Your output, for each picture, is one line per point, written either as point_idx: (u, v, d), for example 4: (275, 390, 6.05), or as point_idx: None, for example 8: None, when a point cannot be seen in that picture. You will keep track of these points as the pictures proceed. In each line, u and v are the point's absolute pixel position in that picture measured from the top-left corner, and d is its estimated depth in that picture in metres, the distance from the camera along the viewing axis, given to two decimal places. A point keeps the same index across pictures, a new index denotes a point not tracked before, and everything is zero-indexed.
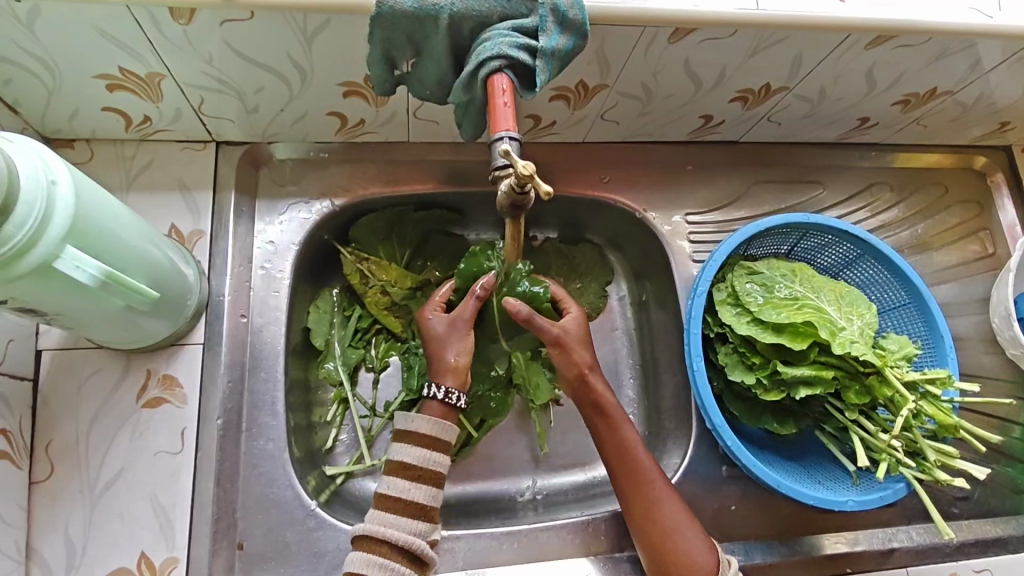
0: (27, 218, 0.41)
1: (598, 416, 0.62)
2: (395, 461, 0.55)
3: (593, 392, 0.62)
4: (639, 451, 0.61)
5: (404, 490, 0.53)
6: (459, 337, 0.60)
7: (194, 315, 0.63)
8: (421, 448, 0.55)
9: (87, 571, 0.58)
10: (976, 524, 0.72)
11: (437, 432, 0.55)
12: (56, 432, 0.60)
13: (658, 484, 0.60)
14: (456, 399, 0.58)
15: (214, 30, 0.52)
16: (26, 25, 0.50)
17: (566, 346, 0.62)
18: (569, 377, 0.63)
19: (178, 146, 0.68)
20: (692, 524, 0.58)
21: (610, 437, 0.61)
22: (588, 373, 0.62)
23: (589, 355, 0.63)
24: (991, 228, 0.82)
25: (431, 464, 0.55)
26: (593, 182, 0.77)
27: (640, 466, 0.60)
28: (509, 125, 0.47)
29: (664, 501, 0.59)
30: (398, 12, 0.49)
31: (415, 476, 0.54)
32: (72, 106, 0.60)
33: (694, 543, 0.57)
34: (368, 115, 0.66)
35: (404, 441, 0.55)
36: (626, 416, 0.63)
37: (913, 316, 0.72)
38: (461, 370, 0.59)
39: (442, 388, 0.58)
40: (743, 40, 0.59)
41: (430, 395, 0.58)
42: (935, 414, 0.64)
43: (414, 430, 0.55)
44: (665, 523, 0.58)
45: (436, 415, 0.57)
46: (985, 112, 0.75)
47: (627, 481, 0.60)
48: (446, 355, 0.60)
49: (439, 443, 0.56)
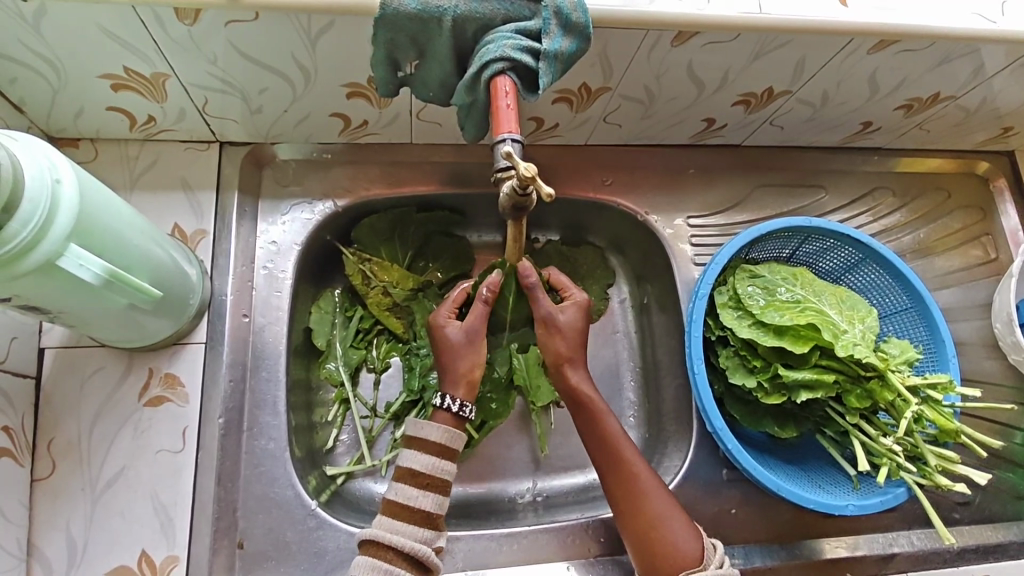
0: (31, 216, 0.41)
1: (579, 410, 0.62)
2: (403, 467, 0.55)
3: (570, 385, 0.62)
4: (625, 442, 0.61)
5: (412, 497, 0.53)
6: (474, 349, 0.60)
7: (196, 314, 0.63)
8: (430, 456, 0.55)
9: (88, 569, 0.58)
10: (977, 529, 0.72)
11: (447, 441, 0.56)
12: (59, 430, 0.60)
13: (645, 475, 0.60)
14: (469, 411, 0.58)
15: (219, 30, 0.52)
16: (31, 25, 0.50)
17: (551, 330, 0.62)
18: (548, 362, 0.63)
19: (182, 146, 0.68)
20: (678, 514, 0.58)
21: (593, 429, 0.61)
22: (564, 364, 0.62)
23: (573, 345, 0.62)
24: (993, 233, 0.82)
25: (439, 472, 0.55)
26: (595, 185, 0.77)
27: (625, 457, 0.60)
28: (512, 127, 0.47)
29: (650, 491, 0.59)
30: (401, 14, 0.49)
31: (424, 483, 0.54)
32: (77, 105, 0.61)
33: (681, 532, 0.57)
34: (371, 116, 0.66)
35: (413, 448, 0.56)
36: (610, 409, 0.63)
37: (915, 320, 0.72)
38: (473, 381, 0.60)
39: (456, 400, 0.58)
40: (746, 44, 0.59)
41: (441, 405, 0.58)
42: (936, 419, 0.63)
43: (424, 437, 0.56)
44: (652, 514, 0.58)
45: (447, 424, 0.57)
46: (988, 117, 0.75)
47: (613, 472, 0.60)
48: (456, 365, 0.60)
49: (449, 451, 0.56)
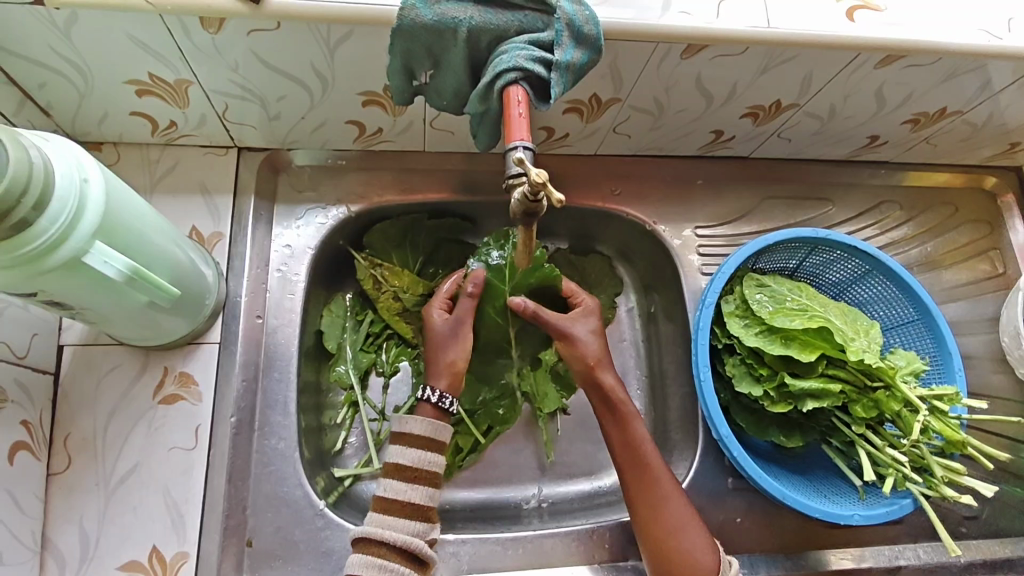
0: (60, 214, 0.43)
1: (608, 410, 0.63)
2: (390, 463, 0.56)
3: (603, 387, 0.63)
4: (649, 446, 0.62)
5: (401, 491, 0.55)
6: (458, 340, 0.63)
7: (212, 314, 0.65)
8: (417, 450, 0.56)
9: (100, 563, 0.59)
10: (984, 545, 0.72)
11: (431, 433, 0.57)
12: (75, 426, 0.61)
13: (665, 481, 0.60)
14: (449, 403, 0.60)
15: (241, 39, 0.53)
16: (62, 32, 0.52)
17: (573, 341, 0.65)
18: (580, 370, 0.64)
19: (201, 151, 0.70)
20: (696, 524, 0.59)
21: (619, 429, 0.63)
22: (596, 368, 0.64)
23: (597, 349, 0.65)
24: (1001, 248, 0.83)
25: (427, 466, 0.56)
26: (604, 195, 0.78)
27: (648, 461, 0.61)
28: (523, 135, 0.48)
29: (669, 498, 0.59)
30: (417, 25, 0.51)
31: (412, 476, 0.55)
32: (102, 110, 0.63)
33: (699, 543, 0.58)
34: (385, 124, 0.67)
35: (401, 443, 0.57)
36: (637, 412, 0.64)
37: (921, 333, 0.72)
38: (456, 374, 0.62)
39: (436, 391, 0.60)
40: (754, 58, 0.60)
41: (423, 398, 0.60)
42: (942, 430, 0.63)
43: (408, 431, 0.57)
44: (670, 521, 0.58)
45: (429, 417, 0.60)
46: (996, 132, 0.75)
47: (635, 474, 0.61)
48: (444, 358, 0.62)
49: (437, 443, 0.57)
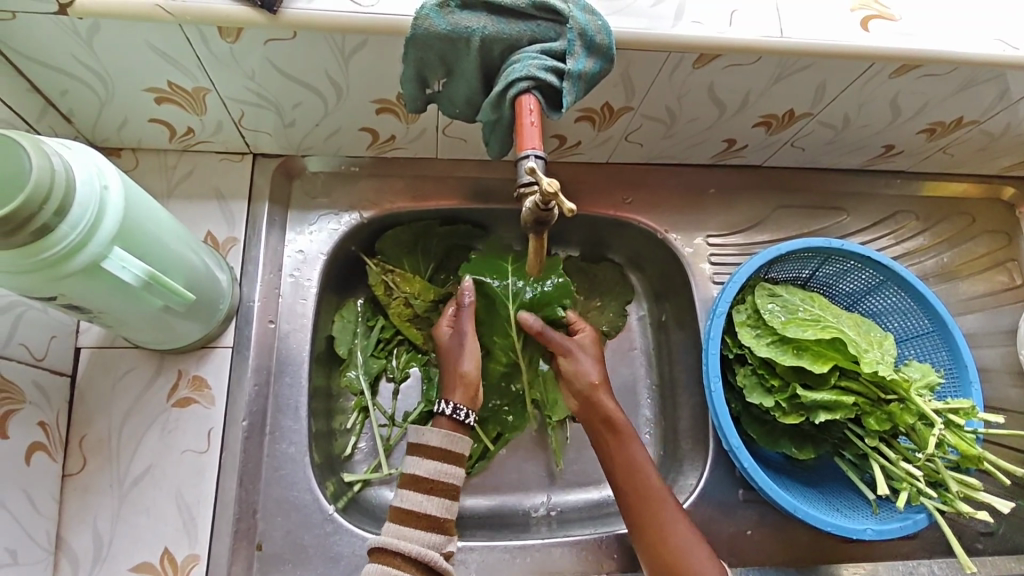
0: (80, 220, 0.43)
1: (609, 431, 0.64)
2: (408, 474, 0.56)
3: (605, 408, 0.64)
4: (651, 467, 0.62)
5: (418, 502, 0.55)
6: (464, 349, 0.63)
7: (225, 318, 0.66)
8: (433, 462, 0.56)
9: (112, 563, 0.59)
10: (1000, 561, 0.71)
11: (448, 445, 0.57)
12: (91, 427, 0.62)
13: (668, 501, 0.60)
14: (465, 413, 0.59)
15: (258, 47, 0.54)
16: (85, 41, 0.53)
17: (573, 359, 0.66)
18: (582, 389, 0.65)
19: (217, 157, 0.71)
20: (702, 544, 0.59)
21: (620, 450, 0.63)
22: (599, 388, 0.65)
23: (596, 368, 0.66)
24: (1019, 259, 0.82)
25: (443, 477, 0.56)
26: (616, 203, 0.78)
27: (651, 481, 0.61)
28: (535, 144, 0.49)
29: (674, 519, 0.59)
30: (431, 34, 0.51)
31: (427, 488, 0.55)
32: (122, 116, 0.64)
33: (705, 561, 0.57)
34: (399, 131, 0.68)
35: (418, 455, 0.57)
36: (637, 433, 0.64)
37: (937, 344, 0.71)
38: (468, 384, 0.61)
39: (451, 404, 0.59)
40: (767, 67, 0.60)
41: (440, 411, 0.59)
42: (957, 444, 0.63)
43: (425, 443, 0.57)
44: (674, 541, 0.58)
45: (446, 428, 0.58)
46: (1014, 142, 0.75)
47: (639, 495, 0.61)
48: (457, 369, 0.62)
49: (454, 456, 0.57)
